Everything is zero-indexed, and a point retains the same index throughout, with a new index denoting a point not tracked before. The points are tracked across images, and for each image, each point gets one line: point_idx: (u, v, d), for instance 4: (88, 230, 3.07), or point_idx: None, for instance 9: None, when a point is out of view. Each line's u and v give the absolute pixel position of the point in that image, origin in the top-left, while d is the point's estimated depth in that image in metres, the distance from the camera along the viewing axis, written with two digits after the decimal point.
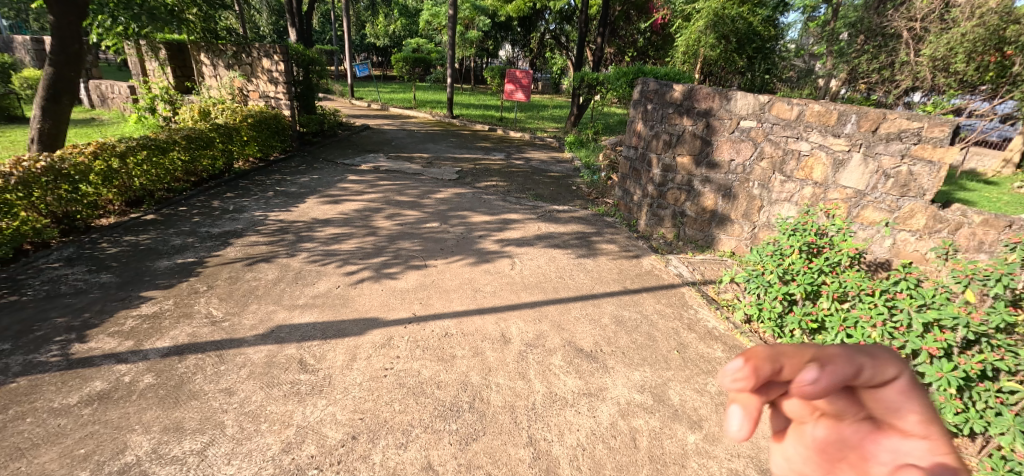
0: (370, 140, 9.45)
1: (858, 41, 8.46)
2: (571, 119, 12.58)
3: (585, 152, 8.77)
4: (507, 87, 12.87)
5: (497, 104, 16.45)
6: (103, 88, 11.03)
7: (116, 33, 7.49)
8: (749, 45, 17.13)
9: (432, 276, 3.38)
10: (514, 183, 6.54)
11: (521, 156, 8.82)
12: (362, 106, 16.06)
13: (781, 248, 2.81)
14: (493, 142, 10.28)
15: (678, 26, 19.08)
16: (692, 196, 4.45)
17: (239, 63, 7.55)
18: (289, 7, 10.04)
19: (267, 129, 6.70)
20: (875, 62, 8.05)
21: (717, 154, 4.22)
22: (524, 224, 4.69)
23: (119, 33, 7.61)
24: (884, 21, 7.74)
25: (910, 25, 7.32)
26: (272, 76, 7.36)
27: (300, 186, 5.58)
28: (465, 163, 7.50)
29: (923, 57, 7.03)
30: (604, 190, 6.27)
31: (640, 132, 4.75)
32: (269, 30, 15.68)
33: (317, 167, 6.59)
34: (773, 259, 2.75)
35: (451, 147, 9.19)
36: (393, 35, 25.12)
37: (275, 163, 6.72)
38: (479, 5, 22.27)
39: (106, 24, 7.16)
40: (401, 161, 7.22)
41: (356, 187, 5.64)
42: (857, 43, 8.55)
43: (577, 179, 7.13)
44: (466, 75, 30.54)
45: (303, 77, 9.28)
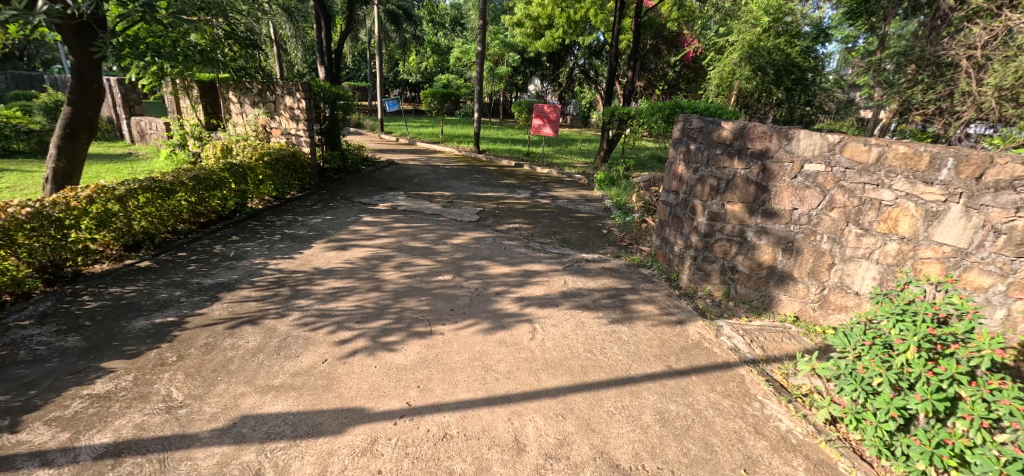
0: (393, 177, 9.21)
1: (908, 70, 7.67)
2: (600, 155, 12.14)
3: (616, 190, 8.25)
4: (534, 122, 12.58)
5: (525, 139, 16.25)
6: (142, 124, 11.30)
7: (150, 73, 7.56)
8: (788, 76, 16.52)
9: (436, 348, 2.85)
10: (539, 226, 6.03)
11: (548, 194, 8.35)
12: (390, 140, 16.13)
13: (889, 340, 2.22)
14: (519, 179, 9.89)
15: (711, 59, 18.69)
16: (744, 249, 3.83)
17: (263, 101, 7.46)
18: (320, 46, 10.13)
19: (285, 168, 6.45)
20: (931, 92, 7.16)
21: (776, 202, 3.62)
22: (548, 277, 4.13)
23: (153, 73, 7.70)
24: (937, 50, 6.97)
25: (968, 52, 6.50)
26: (293, 114, 7.20)
27: (309, 229, 5.23)
28: (487, 203, 7.08)
29: (987, 86, 6.22)
30: (638, 235, 5.68)
31: (681, 174, 4.19)
32: (304, 67, 16.06)
33: (332, 206, 6.28)
34: (882, 358, 2.18)
35: (474, 184, 8.83)
36: (424, 71, 25.69)
37: (292, 201, 6.44)
38: (508, 41, 22.61)
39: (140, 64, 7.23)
40: (421, 200, 6.86)
41: (368, 230, 5.25)
42: (905, 72, 7.76)
43: (607, 221, 6.56)
44: (495, 109, 30.91)
45: (330, 114, 9.16)
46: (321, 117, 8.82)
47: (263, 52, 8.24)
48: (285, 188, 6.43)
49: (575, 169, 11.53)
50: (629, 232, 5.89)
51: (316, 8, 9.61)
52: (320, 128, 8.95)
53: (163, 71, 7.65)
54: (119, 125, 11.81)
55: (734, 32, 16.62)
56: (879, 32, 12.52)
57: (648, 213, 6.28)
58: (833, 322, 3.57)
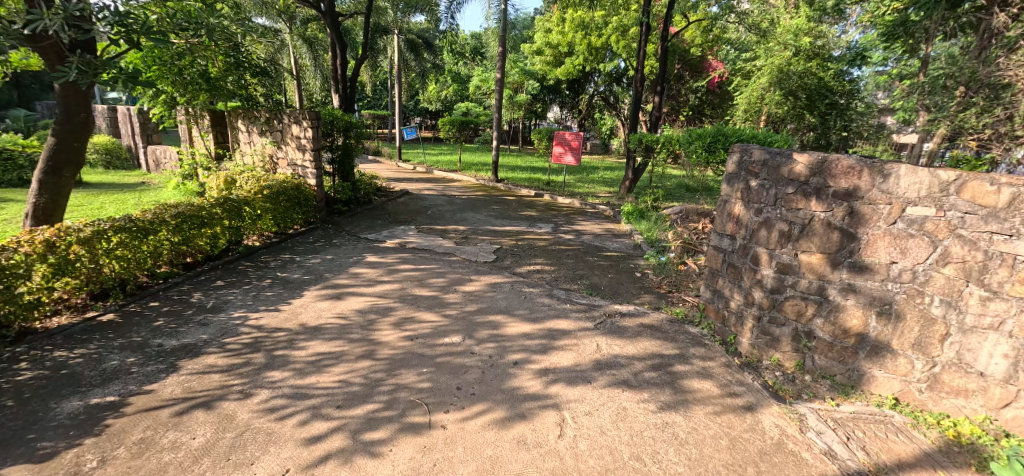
0: (406, 209, 8.67)
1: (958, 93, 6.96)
2: (626, 184, 11.46)
3: (646, 224, 7.58)
4: (555, 150, 12.06)
5: (545, 167, 15.77)
6: (158, 153, 11.15)
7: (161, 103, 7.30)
8: (821, 101, 15.74)
9: (433, 454, 2.17)
10: (564, 268, 5.33)
11: (571, 228, 7.67)
12: (408, 168, 15.84)
13: None
14: (539, 210, 9.27)
15: (737, 84, 18.09)
16: (823, 310, 3.14)
17: (270, 130, 7.01)
18: (336, 74, 9.82)
19: (290, 201, 5.90)
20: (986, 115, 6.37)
21: (867, 254, 2.94)
22: (577, 341, 3.42)
23: (164, 103, 7.42)
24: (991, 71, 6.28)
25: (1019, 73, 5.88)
26: (300, 143, 6.67)
27: (305, 270, 4.63)
28: (505, 239, 6.46)
29: None
30: (679, 281, 4.95)
31: (740, 216, 3.55)
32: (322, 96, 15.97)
33: (337, 243, 5.70)
34: None
35: (492, 217, 8.22)
36: (445, 99, 25.76)
37: (295, 236, 5.86)
38: (528, 69, 22.47)
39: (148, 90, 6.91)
40: (433, 237, 6.26)
41: (370, 271, 4.63)
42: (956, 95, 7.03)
43: (640, 262, 5.81)
44: (514, 136, 30.74)
45: (344, 143, 8.73)
46: (333, 147, 8.38)
47: (274, 77, 7.94)
48: (287, 224, 5.86)
49: (599, 200, 10.87)
50: (669, 277, 5.13)
51: (331, 35, 9.35)
52: (331, 157, 8.50)
53: (171, 99, 7.33)
54: (136, 154, 11.71)
55: (762, 57, 16.09)
56: (921, 54, 11.77)
57: (690, 254, 5.52)
58: (947, 410, 2.80)
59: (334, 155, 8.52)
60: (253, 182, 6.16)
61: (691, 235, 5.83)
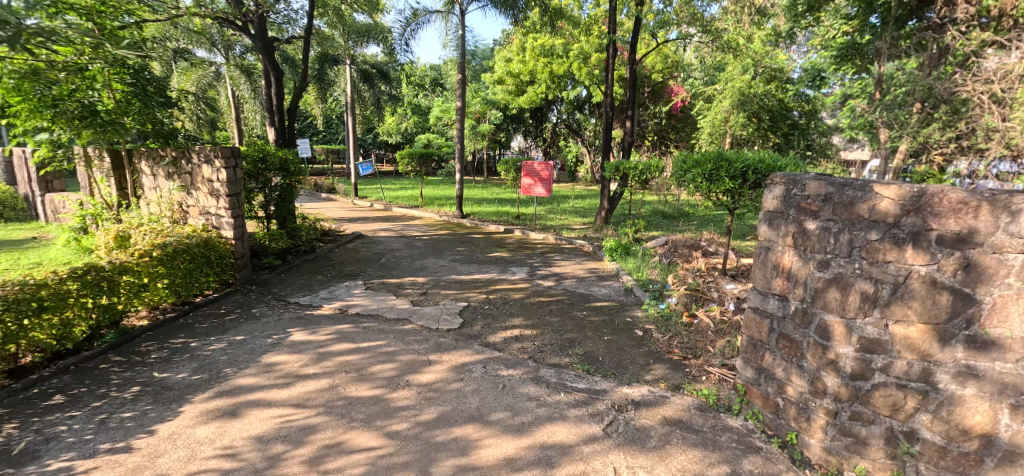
0: (353, 259, 7.45)
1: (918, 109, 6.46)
2: (601, 214, 10.61)
3: (632, 262, 6.71)
4: (523, 181, 11.17)
5: (513, 199, 14.92)
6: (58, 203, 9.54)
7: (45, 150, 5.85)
8: (783, 122, 15.73)
9: None
10: (548, 332, 4.25)
11: (549, 272, 6.65)
12: (364, 205, 14.70)
13: None
14: (511, 251, 8.24)
15: (699, 108, 17.99)
16: (930, 403, 2.27)
17: (178, 172, 5.79)
18: (270, 106, 8.69)
19: (196, 259, 4.65)
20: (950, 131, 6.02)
21: (998, 325, 2.09)
22: (585, 469, 2.35)
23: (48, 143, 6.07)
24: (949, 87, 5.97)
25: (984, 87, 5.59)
26: (213, 188, 5.42)
27: (200, 365, 3.27)
28: (473, 293, 5.40)
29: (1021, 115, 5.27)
30: (693, 343, 3.96)
31: (793, 270, 2.63)
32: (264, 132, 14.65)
33: (256, 314, 4.46)
34: None
35: (457, 263, 7.12)
36: (405, 132, 24.79)
37: (199, 308, 4.58)
38: (490, 99, 21.79)
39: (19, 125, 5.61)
40: (384, 296, 5.08)
41: (291, 356, 3.38)
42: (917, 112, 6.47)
43: (637, 314, 4.81)
44: (478, 168, 30.03)
45: (278, 183, 7.59)
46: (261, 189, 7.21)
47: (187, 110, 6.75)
48: (190, 293, 4.57)
49: (575, 234, 9.97)
50: (677, 336, 4.14)
51: (264, 63, 8.31)
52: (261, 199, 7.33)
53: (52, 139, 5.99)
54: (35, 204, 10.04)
55: (722, 80, 15.92)
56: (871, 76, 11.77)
57: (698, 303, 4.56)
58: None
59: (263, 197, 7.35)
60: (151, 236, 4.83)
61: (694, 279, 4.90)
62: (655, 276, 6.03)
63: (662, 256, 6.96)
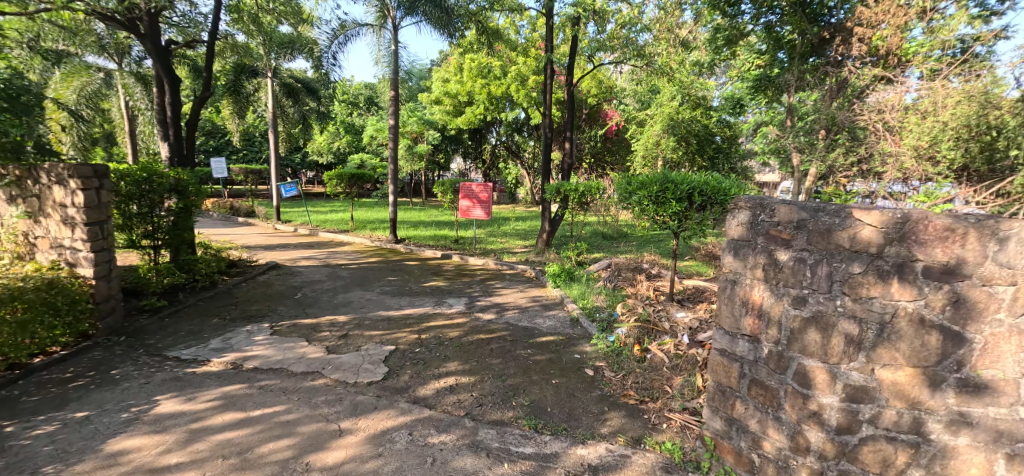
0: (266, 296, 6.56)
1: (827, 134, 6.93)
2: (543, 237, 10.34)
3: (578, 288, 6.38)
4: (462, 203, 10.68)
5: (452, 221, 14.41)
6: None
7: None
8: (709, 145, 16.47)
9: None
10: (488, 378, 3.76)
11: (488, 303, 6.20)
12: (288, 231, 13.63)
13: None
14: (447, 279, 7.71)
15: (632, 131, 18.50)
16: (922, 457, 1.99)
17: (27, 196, 5.05)
18: (164, 118, 7.71)
19: (33, 308, 4.15)
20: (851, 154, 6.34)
21: (992, 367, 1.83)
22: None
23: None
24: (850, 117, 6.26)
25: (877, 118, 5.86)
26: (66, 214, 4.66)
27: (9, 462, 2.80)
28: (403, 334, 4.86)
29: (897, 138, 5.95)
30: (653, 388, 3.45)
31: (765, 306, 2.33)
32: None
33: (115, 377, 3.93)
34: None
35: (388, 296, 6.48)
36: (337, 151, 23.59)
37: (36, 373, 4.04)
38: (427, 118, 21.20)
39: None
40: (291, 344, 4.60)
41: (150, 439, 2.99)
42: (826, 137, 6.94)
43: (585, 349, 4.36)
44: (417, 188, 29.23)
45: (173, 204, 7.06)
46: (145, 213, 6.66)
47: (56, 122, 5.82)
48: (23, 353, 4.03)
49: (515, 259, 9.61)
50: (631, 375, 3.72)
51: (156, 69, 7.46)
52: (147, 225, 6.75)
53: None
54: None
55: (653, 105, 16.43)
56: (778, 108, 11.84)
57: (650, 336, 4.20)
58: None
59: (150, 221, 6.77)
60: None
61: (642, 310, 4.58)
62: (600, 304, 5.70)
63: (605, 281, 6.70)
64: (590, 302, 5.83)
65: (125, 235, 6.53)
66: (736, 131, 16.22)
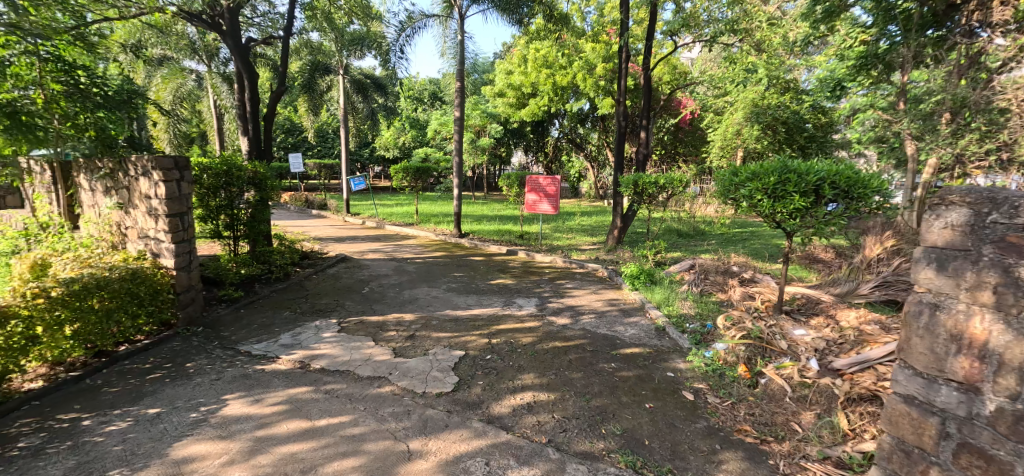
0: (334, 290, 6.48)
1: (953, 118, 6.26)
2: (613, 233, 9.69)
3: (660, 292, 5.88)
4: (528, 197, 10.23)
5: (515, 216, 14.09)
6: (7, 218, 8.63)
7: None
8: (800, 134, 14.71)
9: None
10: (570, 396, 3.32)
11: (559, 306, 5.75)
12: (356, 224, 13.97)
13: None
14: (514, 278, 7.33)
15: (709, 120, 17.20)
16: None
17: (118, 188, 5.21)
18: (243, 113, 7.87)
19: (118, 297, 4.15)
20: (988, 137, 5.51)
21: None
22: None
23: None
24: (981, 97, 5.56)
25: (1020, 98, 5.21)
26: (151, 206, 4.72)
27: (78, 463, 2.74)
28: (471, 339, 4.54)
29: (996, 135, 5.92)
30: (778, 425, 2.87)
31: (992, 345, 1.90)
32: None
33: (189, 371, 3.85)
34: None
35: (454, 295, 6.21)
36: (403, 146, 24.04)
37: (120, 360, 4.08)
38: (490, 111, 20.95)
39: None
40: (357, 343, 4.38)
41: (215, 446, 2.81)
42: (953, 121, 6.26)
43: (679, 367, 3.74)
44: (479, 183, 29.37)
45: (252, 197, 7.23)
46: (227, 205, 6.81)
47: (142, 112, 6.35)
48: (108, 340, 4.08)
49: (584, 257, 9.07)
50: (744, 406, 3.07)
51: (237, 65, 7.62)
52: (229, 217, 6.89)
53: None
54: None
55: (735, 91, 15.14)
56: (889, 88, 10.37)
57: (765, 357, 3.52)
58: None
59: (231, 213, 6.91)
60: (73, 267, 4.30)
61: (751, 323, 3.86)
62: (687, 312, 5.05)
63: (688, 284, 6.04)
64: (676, 309, 5.21)
65: (210, 227, 6.70)
66: (831, 118, 14.49)
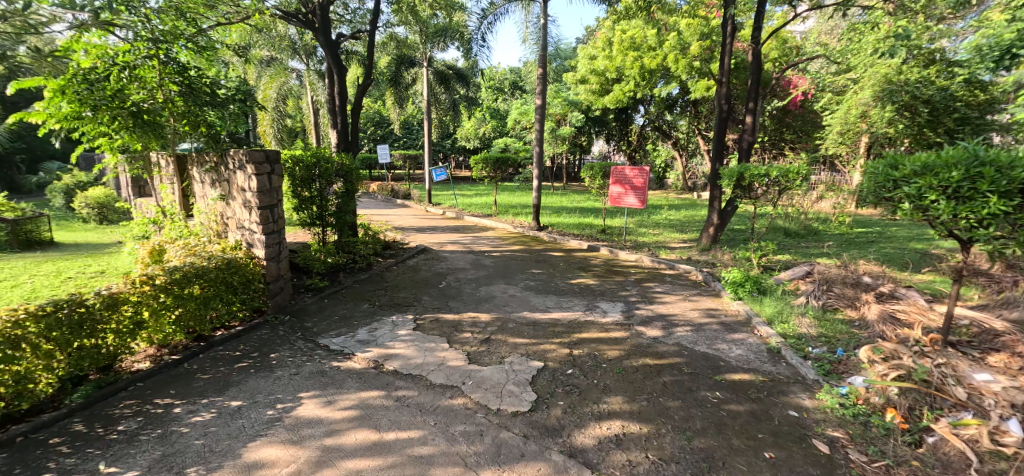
0: (413, 282, 6.44)
1: None
2: (708, 230, 8.79)
3: (771, 303, 5.29)
4: (612, 190, 9.58)
5: (596, 209, 13.51)
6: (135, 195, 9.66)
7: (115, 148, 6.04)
8: (949, 114, 12.51)
9: None
10: (668, 432, 2.85)
11: (647, 314, 5.19)
12: (437, 214, 14.19)
13: None
14: (597, 278, 6.83)
15: (827, 102, 15.43)
16: None
17: (219, 180, 5.44)
18: (333, 107, 8.08)
19: (214, 285, 4.26)
20: None
21: None
22: None
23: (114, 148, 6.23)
24: None
25: None
26: (246, 198, 4.84)
27: (162, 455, 2.75)
28: (550, 347, 4.18)
29: None
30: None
31: None
32: None
33: (272, 363, 3.83)
34: None
35: (532, 294, 5.88)
36: (483, 137, 24.18)
37: (215, 346, 4.16)
38: (573, 99, 20.29)
39: (84, 129, 5.74)
40: (432, 344, 4.16)
41: (286, 452, 2.72)
42: None
43: (804, 404, 3.29)
44: (558, 174, 28.92)
45: (341, 187, 7.41)
46: (319, 196, 7.02)
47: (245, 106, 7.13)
48: (206, 326, 4.19)
49: (674, 257, 8.29)
50: (903, 472, 2.59)
51: (328, 59, 7.79)
52: (321, 207, 7.11)
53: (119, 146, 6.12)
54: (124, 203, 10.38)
55: (860, 67, 13.41)
56: None
57: (933, 408, 3.00)
58: None
59: (323, 203, 7.13)
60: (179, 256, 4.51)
61: (911, 361, 3.30)
62: (810, 333, 4.61)
63: (807, 297, 5.50)
64: (793, 330, 4.66)
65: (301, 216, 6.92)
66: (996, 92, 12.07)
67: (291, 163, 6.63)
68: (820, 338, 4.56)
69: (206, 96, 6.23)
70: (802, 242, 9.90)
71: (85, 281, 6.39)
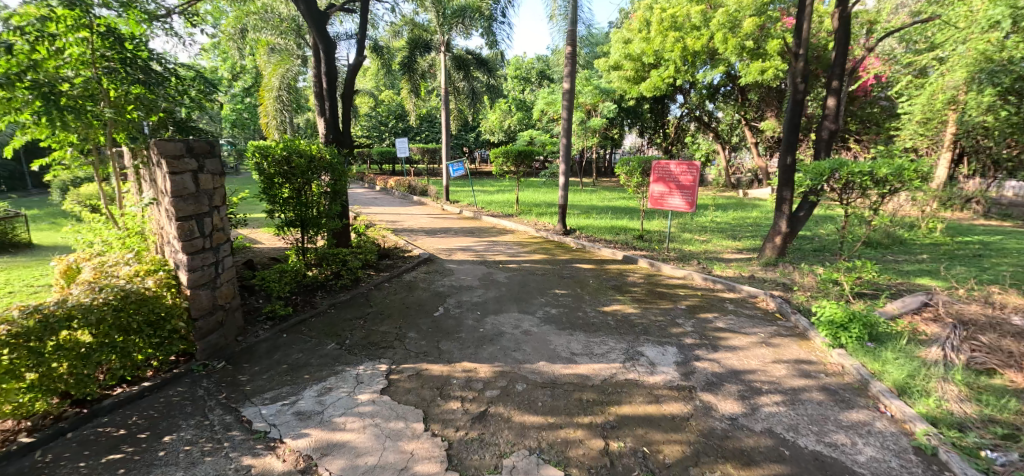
0: (401, 307, 5.11)
1: None
2: (773, 240, 7.21)
3: (891, 357, 3.79)
4: (653, 189, 8.05)
5: (631, 210, 11.94)
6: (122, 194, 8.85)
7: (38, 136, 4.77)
8: None
9: None
10: None
11: (713, 371, 3.70)
12: (454, 213, 12.93)
13: None
14: (636, 303, 5.36)
15: (905, 86, 13.33)
16: None
17: (151, 179, 4.23)
18: (320, 90, 6.86)
19: (103, 332, 3.07)
20: None
21: None
22: None
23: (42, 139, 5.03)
24: None
25: None
26: (166, 205, 3.60)
27: None
28: (576, 436, 2.78)
29: None
30: None
31: None
32: None
33: (156, 457, 2.60)
34: None
35: (552, 331, 4.47)
36: (508, 129, 22.89)
37: (98, 419, 2.96)
38: (605, 87, 18.66)
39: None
40: (399, 426, 2.84)
41: None
42: None
43: None
44: (587, 169, 27.35)
45: (331, 185, 6.21)
46: (303, 195, 5.80)
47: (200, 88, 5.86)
48: (90, 389, 2.99)
49: (731, 273, 6.72)
50: None
51: (312, 33, 6.57)
52: (308, 210, 5.90)
53: (47, 135, 4.94)
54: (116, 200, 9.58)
55: (950, 43, 11.37)
56: None
57: None
58: None
59: (309, 205, 5.91)
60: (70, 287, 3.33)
61: None
62: (973, 417, 3.08)
63: (939, 347, 3.93)
64: (942, 410, 3.16)
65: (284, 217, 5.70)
66: None
67: (261, 158, 5.48)
68: (987, 426, 2.99)
69: (139, 75, 4.93)
70: (885, 254, 8.15)
71: (22, 296, 5.35)
